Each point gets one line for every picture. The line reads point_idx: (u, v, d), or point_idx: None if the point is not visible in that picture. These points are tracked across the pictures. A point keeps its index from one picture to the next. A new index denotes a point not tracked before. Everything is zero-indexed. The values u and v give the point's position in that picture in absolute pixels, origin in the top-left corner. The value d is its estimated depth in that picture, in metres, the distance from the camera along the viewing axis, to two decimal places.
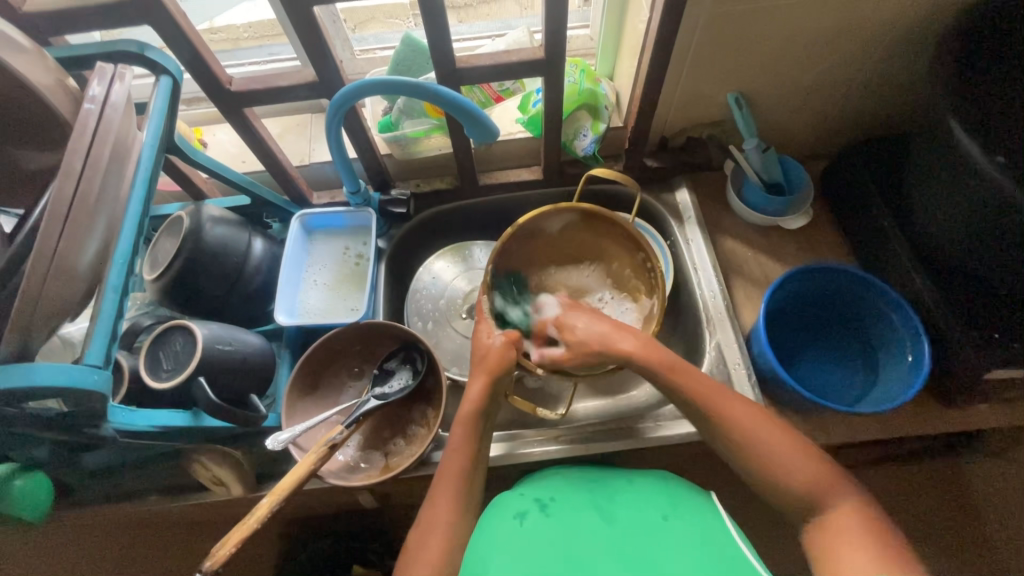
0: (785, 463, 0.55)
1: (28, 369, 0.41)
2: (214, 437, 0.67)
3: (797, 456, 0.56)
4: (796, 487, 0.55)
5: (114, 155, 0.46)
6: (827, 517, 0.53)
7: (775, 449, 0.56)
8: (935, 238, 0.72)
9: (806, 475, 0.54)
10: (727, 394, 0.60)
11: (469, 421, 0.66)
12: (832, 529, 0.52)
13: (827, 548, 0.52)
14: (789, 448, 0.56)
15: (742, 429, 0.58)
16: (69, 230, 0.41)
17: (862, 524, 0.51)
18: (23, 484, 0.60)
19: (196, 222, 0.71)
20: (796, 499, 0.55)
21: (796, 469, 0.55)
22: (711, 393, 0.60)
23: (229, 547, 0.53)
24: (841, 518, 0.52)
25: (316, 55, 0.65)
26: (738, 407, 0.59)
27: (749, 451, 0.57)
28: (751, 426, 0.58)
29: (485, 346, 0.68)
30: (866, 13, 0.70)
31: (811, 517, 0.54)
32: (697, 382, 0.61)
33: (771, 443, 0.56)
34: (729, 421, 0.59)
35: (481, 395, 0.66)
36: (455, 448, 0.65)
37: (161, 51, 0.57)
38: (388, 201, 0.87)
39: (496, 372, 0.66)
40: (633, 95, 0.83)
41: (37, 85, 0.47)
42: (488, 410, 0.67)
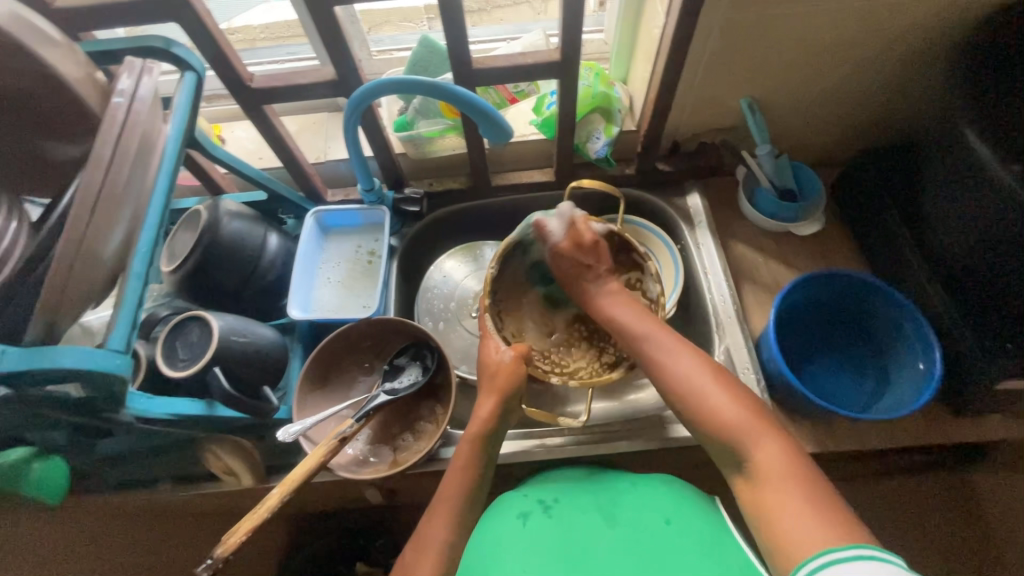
0: (714, 417, 0.55)
1: (55, 353, 0.42)
2: (227, 427, 0.68)
3: (729, 402, 0.55)
4: (725, 434, 0.54)
5: (141, 148, 0.47)
6: (754, 465, 0.52)
7: (707, 401, 0.55)
8: (948, 247, 0.72)
9: (735, 419, 0.54)
10: (666, 343, 0.61)
11: (477, 440, 0.66)
12: (762, 480, 0.51)
13: (758, 502, 0.51)
14: (717, 392, 0.56)
15: (678, 378, 0.58)
16: (96, 218, 0.42)
17: (786, 471, 0.50)
18: (40, 468, 0.61)
19: (214, 216, 0.72)
20: (728, 449, 0.54)
21: (725, 414, 0.54)
22: (654, 343, 0.61)
23: (239, 536, 0.54)
24: (767, 464, 0.51)
25: (335, 54, 0.66)
26: (681, 360, 0.59)
27: (685, 401, 0.57)
28: (686, 373, 0.58)
29: (494, 360, 0.68)
30: (881, 21, 0.70)
31: (739, 469, 0.53)
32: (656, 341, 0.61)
33: (705, 389, 0.56)
34: (666, 371, 0.59)
35: (491, 414, 0.66)
36: (459, 466, 0.65)
37: (187, 47, 0.58)
38: (402, 200, 0.88)
39: (507, 393, 0.66)
40: (646, 99, 0.84)
41: (68, 78, 0.48)
42: (497, 429, 0.67)
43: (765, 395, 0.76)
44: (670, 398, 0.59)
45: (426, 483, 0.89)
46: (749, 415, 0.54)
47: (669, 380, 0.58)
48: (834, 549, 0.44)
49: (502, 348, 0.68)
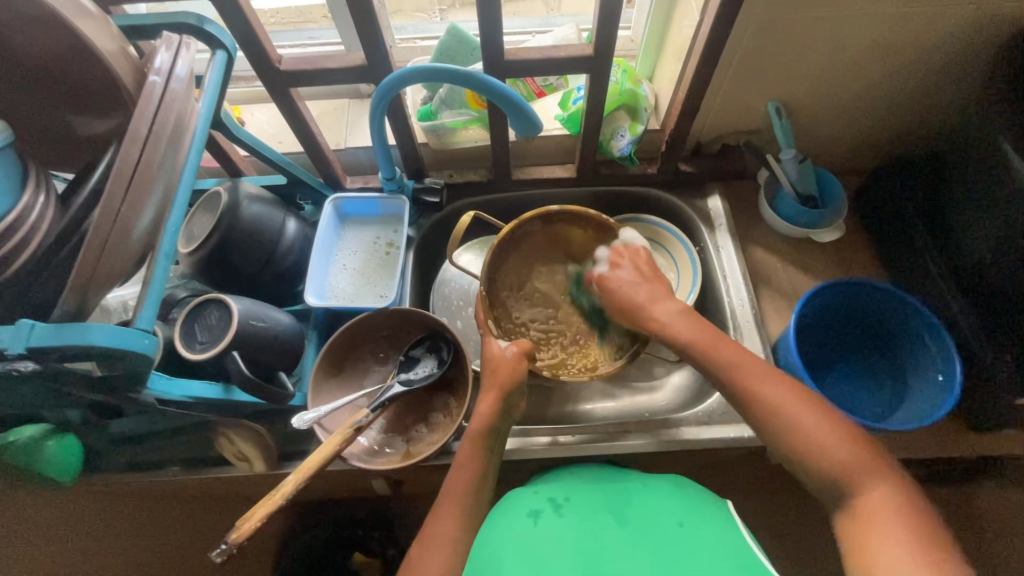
0: (835, 462, 0.52)
1: (86, 330, 0.42)
2: (241, 411, 0.67)
3: (832, 439, 0.53)
4: (829, 473, 0.52)
5: (176, 127, 0.46)
6: (858, 502, 0.51)
7: (823, 446, 0.53)
8: (974, 262, 0.72)
9: (840, 456, 0.52)
10: (758, 369, 0.58)
11: (477, 437, 0.65)
12: (864, 518, 0.50)
13: (859, 538, 0.49)
14: (821, 426, 0.53)
15: (770, 405, 0.55)
16: (131, 196, 0.42)
17: (895, 512, 0.49)
18: (55, 447, 0.60)
19: (234, 199, 0.71)
20: (827, 482, 0.53)
21: (829, 451, 0.52)
22: (746, 373, 0.57)
23: (253, 521, 0.53)
24: (874, 505, 0.50)
25: (368, 39, 0.65)
26: (791, 399, 0.55)
27: (780, 435, 0.55)
28: (783, 404, 0.55)
29: (496, 356, 0.69)
30: (917, 29, 0.69)
31: (842, 504, 0.52)
32: (767, 375, 0.57)
33: (804, 421, 0.54)
34: (763, 399, 0.56)
35: (490, 410, 0.66)
36: (463, 459, 0.65)
37: (219, 25, 0.58)
38: (421, 189, 0.87)
39: (508, 388, 0.66)
40: (674, 98, 0.83)
41: (103, 52, 0.48)
42: (498, 427, 0.66)
43: None
44: (764, 428, 0.56)
45: (434, 475, 0.89)
46: (867, 460, 0.52)
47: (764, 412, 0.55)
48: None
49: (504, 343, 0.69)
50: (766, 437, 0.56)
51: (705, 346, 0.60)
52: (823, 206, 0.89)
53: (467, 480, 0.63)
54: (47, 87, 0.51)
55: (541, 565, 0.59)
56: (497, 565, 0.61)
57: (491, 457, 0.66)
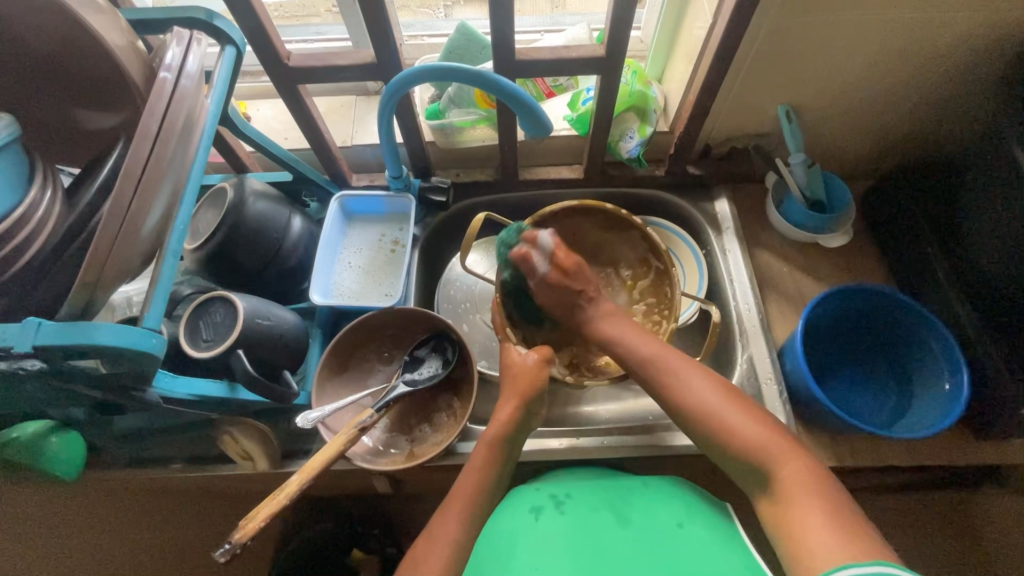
0: (753, 444, 0.53)
1: (93, 330, 0.42)
2: (246, 409, 0.67)
3: (746, 423, 0.54)
4: (747, 455, 0.53)
5: (187, 124, 0.46)
6: (778, 483, 0.51)
7: (742, 429, 0.54)
8: (983, 267, 0.72)
9: (755, 438, 0.53)
10: (676, 359, 0.59)
11: (492, 443, 0.64)
12: (784, 499, 0.50)
13: (779, 518, 0.50)
14: (734, 412, 0.55)
15: (693, 394, 0.56)
16: (141, 193, 0.41)
17: (811, 491, 0.49)
18: (58, 442, 0.60)
19: (239, 195, 0.71)
20: (746, 465, 0.53)
21: (745, 435, 0.53)
22: (661, 360, 0.59)
23: (259, 520, 0.53)
24: (790, 485, 0.50)
25: (378, 36, 0.65)
26: (705, 387, 0.56)
27: (701, 421, 0.56)
28: (699, 392, 0.56)
29: (518, 364, 0.67)
30: (931, 35, 0.69)
31: (762, 488, 0.52)
32: (673, 364, 0.59)
33: (719, 406, 0.55)
34: (682, 388, 0.57)
35: (512, 418, 0.64)
36: (475, 466, 0.63)
37: (228, 20, 0.57)
38: (428, 188, 0.86)
39: (530, 397, 0.65)
40: (684, 100, 0.83)
41: (112, 45, 0.47)
42: (517, 433, 0.65)
43: (786, 406, 0.75)
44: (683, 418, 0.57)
45: (436, 475, 0.88)
46: (781, 442, 0.53)
47: (683, 402, 0.57)
48: (856, 564, 0.43)
49: (525, 352, 0.67)
50: (684, 427, 0.58)
51: (625, 343, 0.62)
52: (830, 212, 0.89)
53: (472, 482, 0.62)
54: (54, 80, 0.51)
55: (539, 567, 0.59)
56: (497, 562, 0.61)
57: (501, 461, 0.65)
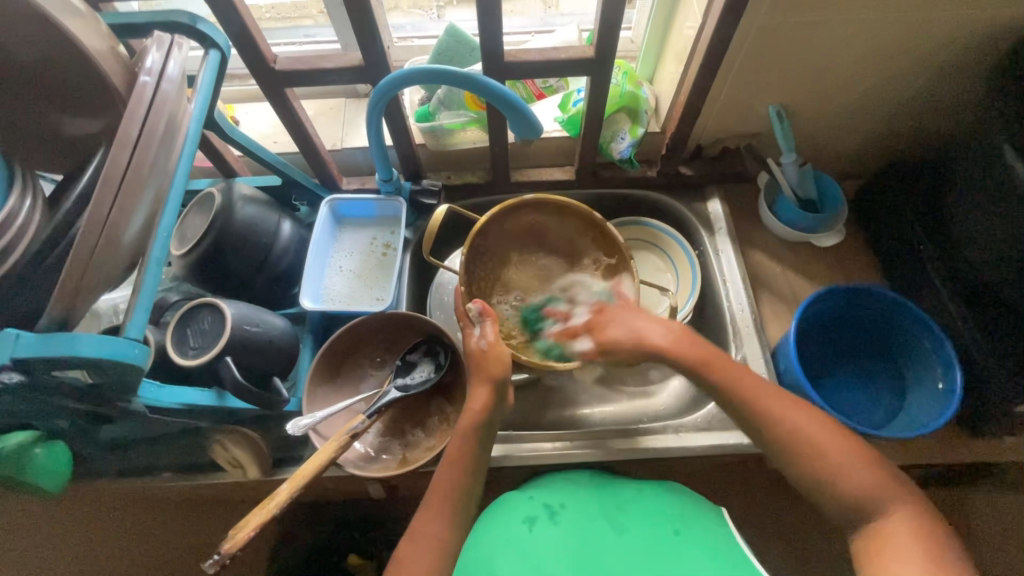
0: (856, 491, 0.53)
1: (73, 341, 0.41)
2: (236, 417, 0.66)
3: (852, 464, 0.54)
4: (845, 496, 0.54)
5: (168, 128, 0.45)
6: (877, 526, 0.52)
7: (843, 475, 0.54)
8: (973, 264, 0.71)
9: (858, 483, 0.53)
10: (779, 396, 0.59)
11: (469, 431, 0.63)
12: (880, 537, 0.52)
13: (873, 553, 0.52)
14: (840, 449, 0.55)
15: (804, 433, 0.56)
16: (121, 200, 0.41)
17: (915, 537, 0.50)
18: (43, 452, 0.59)
19: (227, 200, 0.70)
20: (845, 503, 0.54)
21: (840, 471, 0.54)
22: (760, 395, 0.59)
23: (247, 531, 0.52)
24: (893, 530, 0.51)
25: (365, 40, 0.64)
26: (817, 426, 0.56)
27: (797, 456, 0.56)
28: (803, 430, 0.56)
29: (478, 352, 0.66)
30: (920, 34, 0.69)
31: (862, 530, 0.53)
32: (776, 402, 0.58)
33: (829, 447, 0.55)
34: (787, 422, 0.57)
35: (484, 404, 0.63)
36: (452, 460, 0.62)
37: (212, 23, 0.56)
38: (419, 191, 0.85)
39: (500, 376, 0.64)
40: (675, 100, 0.82)
41: (90, 50, 0.46)
42: (491, 418, 0.63)
43: None
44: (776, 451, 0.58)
45: (430, 480, 0.88)
46: (892, 486, 0.53)
47: (784, 431, 0.57)
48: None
49: (479, 334, 0.66)
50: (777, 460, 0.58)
51: (710, 366, 0.61)
52: (822, 211, 0.89)
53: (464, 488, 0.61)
54: (32, 85, 0.50)
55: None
56: (487, 571, 0.61)
57: (495, 460, 0.64)
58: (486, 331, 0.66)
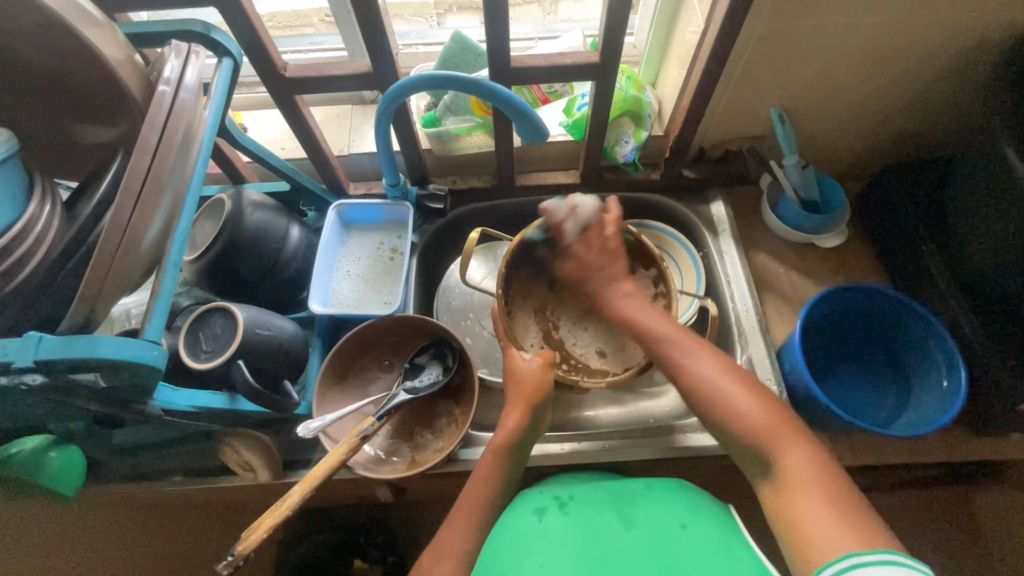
0: (756, 431, 0.53)
1: (95, 343, 0.41)
2: (248, 420, 0.67)
3: (756, 410, 0.54)
4: (751, 440, 0.53)
5: (187, 135, 0.46)
6: (780, 468, 0.51)
7: (745, 416, 0.54)
8: (975, 263, 0.72)
9: (756, 423, 0.53)
10: (685, 341, 0.60)
11: (499, 451, 0.66)
12: (783, 480, 0.50)
13: (782, 503, 0.50)
14: (742, 394, 0.55)
15: (704, 379, 0.57)
16: (141, 206, 0.41)
17: (815, 476, 0.49)
18: (58, 457, 0.60)
19: (237, 205, 0.71)
20: (750, 450, 0.53)
21: (746, 416, 0.54)
22: (673, 343, 0.60)
23: (261, 532, 0.52)
24: (795, 473, 0.50)
25: (373, 47, 0.65)
26: (719, 373, 0.57)
27: (707, 403, 0.56)
28: (709, 377, 0.57)
29: (523, 372, 0.68)
30: (919, 37, 0.70)
31: (767, 477, 0.52)
32: (684, 348, 0.59)
33: (732, 392, 0.55)
34: (691, 372, 0.58)
35: (516, 428, 0.66)
36: (482, 475, 0.65)
37: (225, 32, 0.57)
38: (426, 196, 0.86)
39: (535, 400, 0.66)
40: (678, 104, 0.84)
41: (111, 59, 0.47)
42: (522, 442, 0.66)
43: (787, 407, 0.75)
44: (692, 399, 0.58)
45: (438, 483, 0.88)
46: (788, 427, 0.53)
47: (693, 380, 0.57)
48: (860, 553, 0.43)
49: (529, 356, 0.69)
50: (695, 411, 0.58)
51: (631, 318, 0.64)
52: (825, 212, 0.89)
53: None
54: (53, 94, 0.51)
55: (546, 563, 0.59)
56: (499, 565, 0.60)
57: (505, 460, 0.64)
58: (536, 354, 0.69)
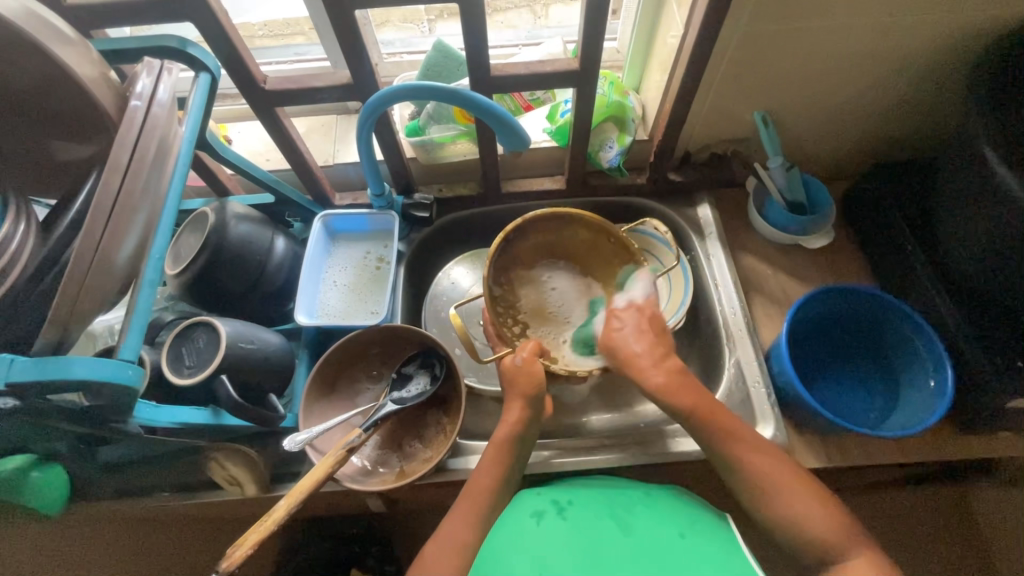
0: (819, 533, 0.54)
1: (67, 365, 0.41)
2: (233, 435, 0.66)
3: (818, 508, 0.56)
4: (812, 540, 0.55)
5: (160, 150, 0.46)
6: (841, 569, 0.53)
7: (808, 518, 0.55)
8: (959, 262, 0.72)
9: (819, 528, 0.55)
10: (742, 434, 0.60)
11: (503, 445, 0.65)
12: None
13: None
14: (798, 491, 0.57)
15: (759, 473, 0.58)
16: (113, 225, 0.41)
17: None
18: (41, 476, 0.60)
19: (221, 218, 0.70)
20: (809, 549, 0.55)
21: (807, 515, 0.55)
22: (719, 426, 0.61)
23: (245, 548, 0.52)
24: (854, 571, 0.53)
25: (352, 58, 0.65)
26: (774, 465, 0.58)
27: (762, 496, 0.57)
28: (768, 472, 0.58)
29: (511, 369, 0.66)
30: (897, 39, 0.70)
31: (826, 571, 0.54)
32: (738, 437, 0.60)
33: (788, 491, 0.56)
34: (746, 465, 0.58)
35: (518, 420, 0.65)
36: (487, 459, 0.64)
37: (202, 47, 0.57)
38: (411, 205, 0.86)
39: (531, 393, 0.65)
40: (661, 108, 0.84)
41: (82, 76, 0.47)
42: (524, 434, 0.66)
43: (775, 409, 0.74)
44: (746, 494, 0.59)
45: (429, 492, 0.87)
46: (848, 528, 0.55)
47: (748, 472, 0.58)
48: None
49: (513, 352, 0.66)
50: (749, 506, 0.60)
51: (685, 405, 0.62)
52: (811, 213, 0.89)
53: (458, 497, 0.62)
54: (27, 112, 0.51)
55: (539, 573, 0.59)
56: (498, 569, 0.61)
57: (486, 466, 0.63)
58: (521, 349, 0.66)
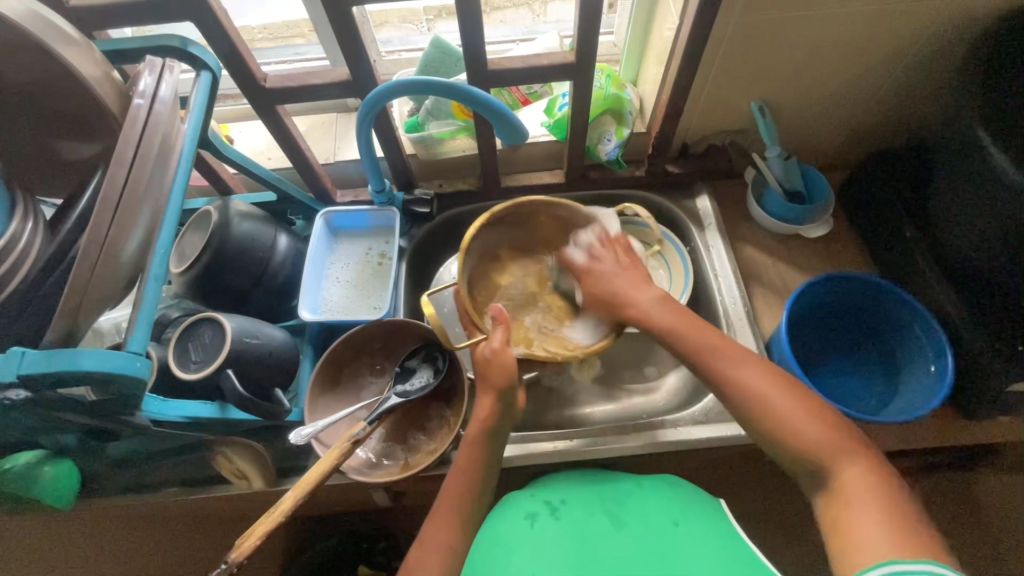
0: (808, 444, 0.52)
1: (75, 357, 0.42)
2: (240, 429, 0.67)
3: (806, 415, 0.53)
4: (807, 451, 0.52)
5: (163, 147, 0.47)
6: (834, 484, 0.50)
7: (799, 428, 0.52)
8: (957, 248, 0.72)
9: (808, 438, 0.52)
10: (734, 354, 0.57)
11: (475, 440, 0.64)
12: (838, 495, 0.50)
13: (834, 513, 0.49)
14: (792, 407, 0.53)
15: (752, 389, 0.55)
16: (119, 220, 0.42)
17: (868, 491, 0.48)
18: (52, 471, 0.61)
19: (224, 216, 0.71)
20: (801, 462, 0.52)
21: (800, 427, 0.52)
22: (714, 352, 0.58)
23: (253, 539, 0.53)
24: (850, 480, 0.49)
25: (351, 56, 0.66)
26: (773, 387, 0.55)
27: (754, 415, 0.55)
28: (761, 390, 0.55)
29: (484, 360, 0.64)
30: (891, 26, 0.71)
31: (822, 488, 0.51)
32: (733, 360, 0.57)
33: (786, 409, 0.53)
34: (737, 381, 0.56)
35: (489, 412, 0.63)
36: (460, 467, 0.63)
37: (202, 46, 0.58)
38: (412, 201, 0.87)
39: (504, 386, 0.63)
40: (658, 100, 0.84)
41: (87, 77, 0.48)
42: (496, 427, 0.64)
43: None
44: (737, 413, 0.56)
45: (434, 485, 0.88)
46: (843, 440, 0.51)
47: (742, 392, 0.55)
48: (904, 562, 0.43)
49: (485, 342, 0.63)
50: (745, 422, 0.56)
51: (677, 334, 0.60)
52: (810, 203, 0.90)
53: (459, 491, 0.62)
54: (34, 114, 0.52)
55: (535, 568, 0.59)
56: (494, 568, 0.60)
57: (490, 458, 0.64)
58: (493, 338, 0.63)
